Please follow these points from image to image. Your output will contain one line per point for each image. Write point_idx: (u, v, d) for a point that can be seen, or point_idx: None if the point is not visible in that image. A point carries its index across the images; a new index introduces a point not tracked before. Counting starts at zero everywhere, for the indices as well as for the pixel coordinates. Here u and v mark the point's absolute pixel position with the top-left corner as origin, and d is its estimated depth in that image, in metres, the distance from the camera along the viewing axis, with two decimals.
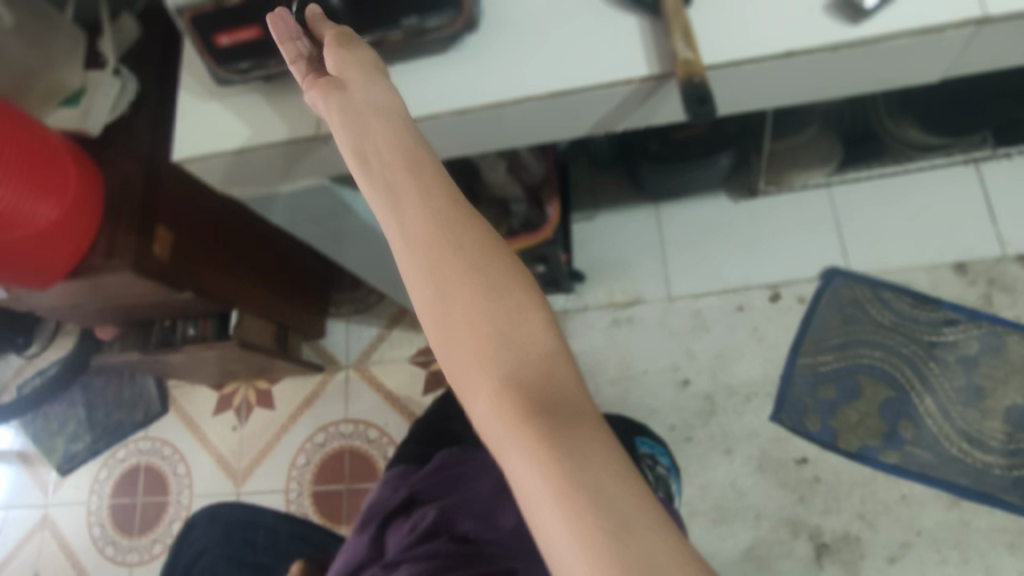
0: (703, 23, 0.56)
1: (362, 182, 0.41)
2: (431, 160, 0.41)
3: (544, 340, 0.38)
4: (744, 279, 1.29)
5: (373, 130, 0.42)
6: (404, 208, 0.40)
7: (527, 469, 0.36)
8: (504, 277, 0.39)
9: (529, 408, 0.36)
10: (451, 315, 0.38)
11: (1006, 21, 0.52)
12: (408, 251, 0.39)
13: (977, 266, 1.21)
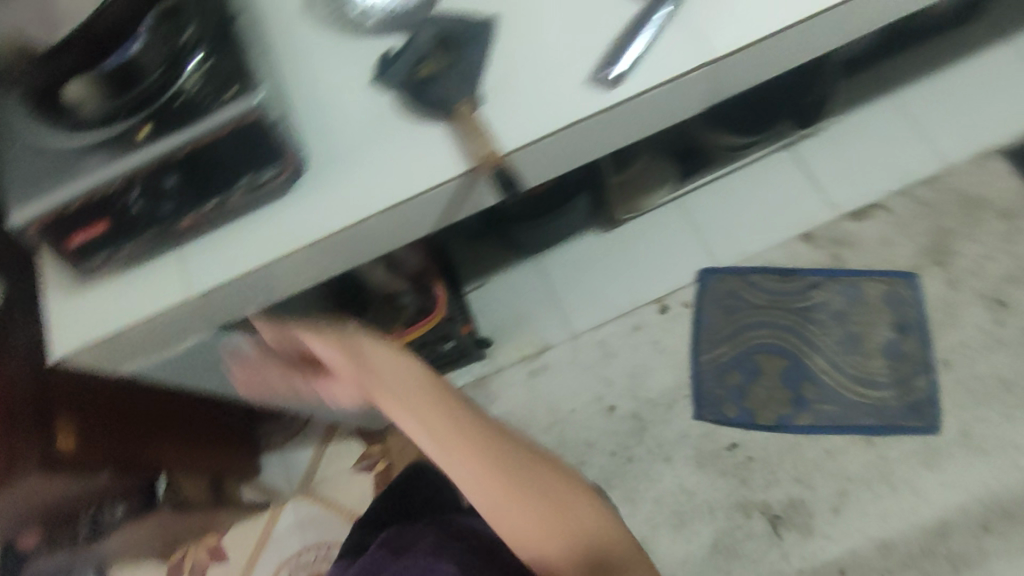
0: (496, 117, 0.65)
1: (424, 434, 0.74)
2: (462, 409, 0.76)
3: (579, 501, 0.72)
4: (633, 301, 1.41)
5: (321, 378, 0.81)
6: (468, 458, 0.72)
7: (559, 557, 0.69)
8: (536, 473, 0.73)
9: (584, 558, 0.68)
10: (500, 505, 0.71)
11: (728, 58, 0.65)
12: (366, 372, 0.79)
13: (820, 232, 1.37)
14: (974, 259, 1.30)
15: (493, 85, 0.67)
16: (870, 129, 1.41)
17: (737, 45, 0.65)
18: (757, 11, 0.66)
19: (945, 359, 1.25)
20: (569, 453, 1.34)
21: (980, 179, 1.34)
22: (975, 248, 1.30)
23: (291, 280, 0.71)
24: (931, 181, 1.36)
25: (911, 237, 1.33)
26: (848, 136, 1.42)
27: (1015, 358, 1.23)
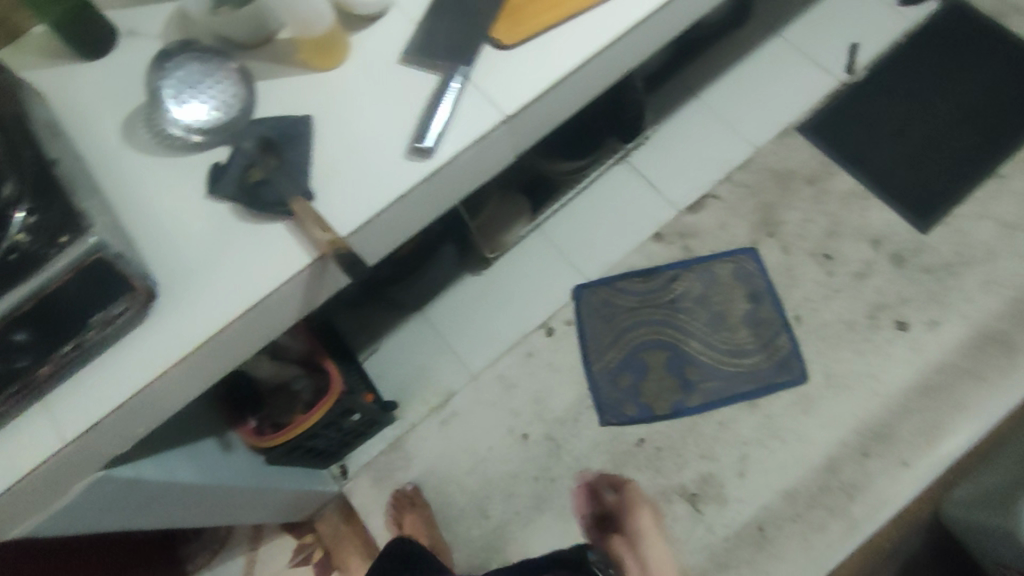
0: (330, 206, 0.71)
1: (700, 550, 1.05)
2: None
3: None
4: (521, 331, 1.49)
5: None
6: None
7: None
8: None
9: None
10: None
11: (521, 111, 0.74)
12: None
13: (668, 230, 1.51)
14: (798, 224, 1.47)
15: (321, 178, 0.73)
16: (688, 130, 1.58)
17: (527, 98, 0.74)
18: (538, 65, 0.75)
19: (796, 315, 1.41)
20: (497, 488, 1.39)
21: (786, 154, 1.53)
22: (797, 214, 1.47)
23: (169, 399, 0.72)
24: (747, 165, 1.54)
25: (743, 216, 1.49)
26: (670, 141, 1.58)
27: (851, 300, 1.40)
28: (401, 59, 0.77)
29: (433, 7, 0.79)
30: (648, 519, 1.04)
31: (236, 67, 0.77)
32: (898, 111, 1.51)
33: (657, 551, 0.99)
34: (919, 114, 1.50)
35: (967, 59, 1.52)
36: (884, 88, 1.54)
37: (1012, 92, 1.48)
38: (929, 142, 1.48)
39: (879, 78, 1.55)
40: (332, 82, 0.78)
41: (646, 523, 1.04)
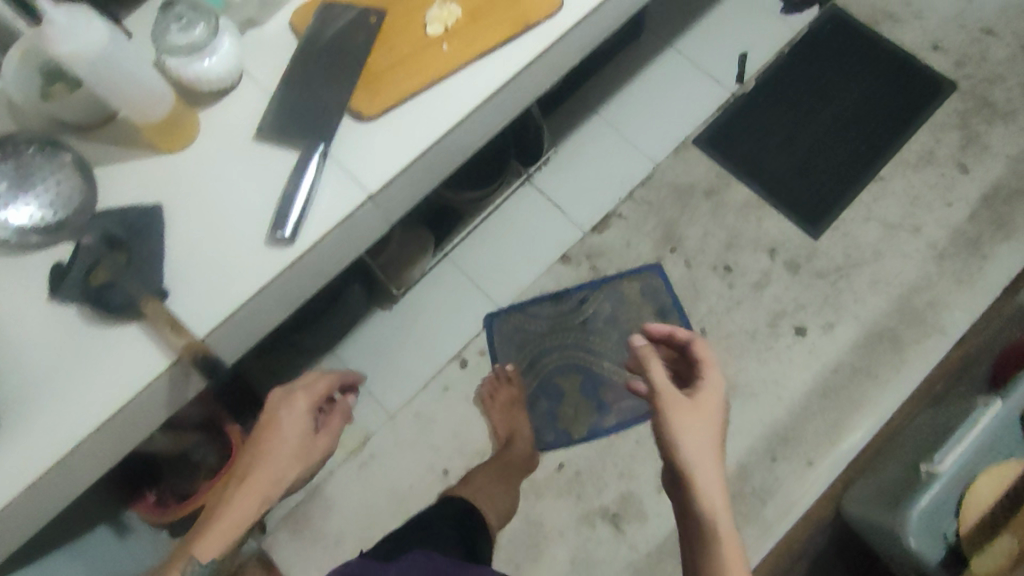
0: (186, 306, 0.68)
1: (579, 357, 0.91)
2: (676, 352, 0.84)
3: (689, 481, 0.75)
4: (435, 365, 1.47)
5: (244, 499, 0.73)
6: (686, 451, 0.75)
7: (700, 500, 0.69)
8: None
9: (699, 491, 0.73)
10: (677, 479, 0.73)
11: (385, 186, 0.72)
12: (320, 446, 0.83)
13: (575, 250, 1.52)
14: (699, 238, 1.50)
15: (176, 275, 0.69)
16: (589, 148, 1.59)
17: (391, 172, 0.71)
18: (400, 137, 0.73)
19: (702, 328, 1.44)
20: None
21: (684, 169, 1.55)
22: (697, 228, 1.50)
23: (23, 525, 0.65)
24: (648, 182, 1.56)
25: (646, 233, 1.51)
26: (573, 160, 1.58)
27: (752, 310, 1.44)
28: (255, 135, 0.74)
29: (289, 78, 0.75)
30: (712, 436, 0.72)
31: (73, 155, 0.72)
32: (786, 120, 1.56)
33: (700, 444, 0.71)
34: (804, 122, 1.55)
35: (845, 67, 1.59)
36: (773, 96, 1.58)
37: (888, 97, 1.55)
38: (818, 146, 1.53)
39: (766, 88, 1.59)
40: (182, 164, 0.73)
41: (708, 411, 0.74)
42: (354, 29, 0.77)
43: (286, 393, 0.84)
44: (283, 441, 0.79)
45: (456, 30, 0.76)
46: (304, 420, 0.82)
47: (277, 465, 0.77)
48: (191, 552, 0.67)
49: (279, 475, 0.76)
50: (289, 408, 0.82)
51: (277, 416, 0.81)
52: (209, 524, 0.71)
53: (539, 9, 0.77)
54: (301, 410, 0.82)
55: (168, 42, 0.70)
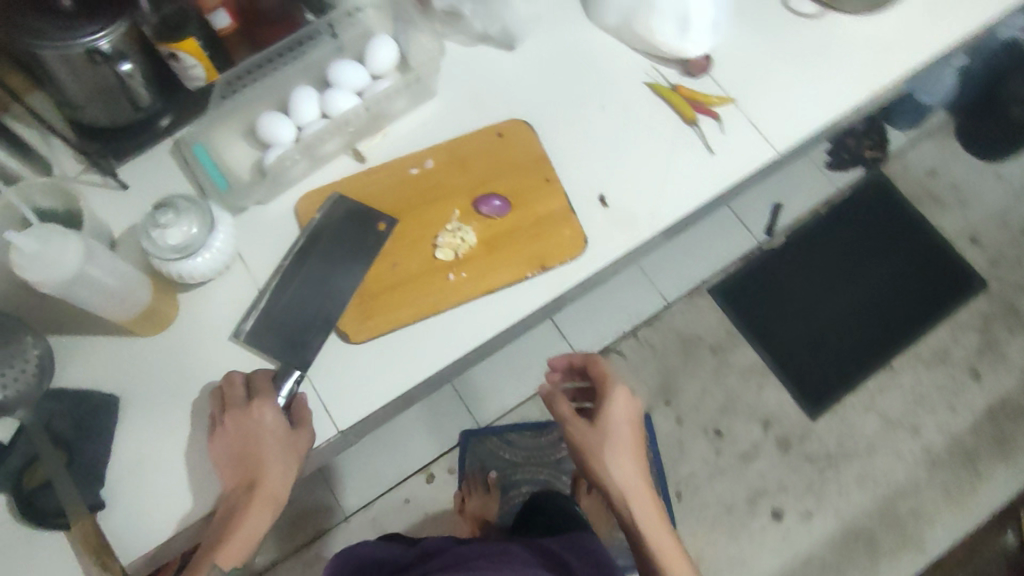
0: (123, 521, 0.64)
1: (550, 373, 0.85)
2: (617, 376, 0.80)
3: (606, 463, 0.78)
4: (400, 473, 1.40)
5: (257, 513, 0.62)
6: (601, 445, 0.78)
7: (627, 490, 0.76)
8: None
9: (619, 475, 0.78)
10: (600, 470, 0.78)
11: (358, 423, 0.69)
12: (309, 435, 0.65)
13: None
14: (695, 395, 1.43)
15: (118, 483, 0.65)
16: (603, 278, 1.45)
17: (367, 411, 0.68)
18: (384, 372, 0.69)
19: (677, 491, 1.38)
20: None
21: (695, 317, 1.47)
22: (695, 385, 1.44)
23: None
24: (655, 322, 1.47)
25: (642, 379, 1.44)
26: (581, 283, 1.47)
27: (732, 482, 1.39)
28: (232, 337, 0.70)
29: (278, 276, 0.69)
30: (630, 458, 0.76)
31: (39, 347, 0.65)
32: (808, 287, 1.48)
33: (625, 465, 0.76)
34: (826, 294, 1.48)
35: (879, 242, 1.52)
36: (799, 255, 1.50)
37: (914, 286, 1.49)
38: (833, 322, 1.46)
39: (796, 247, 1.51)
40: (151, 352, 0.69)
41: (624, 432, 0.76)
42: (359, 229, 0.71)
43: (247, 401, 0.64)
44: (268, 454, 0.63)
45: (467, 259, 0.71)
46: (282, 419, 0.64)
47: (281, 473, 0.63)
48: (211, 559, 0.61)
49: (281, 483, 0.64)
50: (255, 415, 0.63)
51: (242, 426, 0.63)
52: (221, 536, 0.61)
53: (561, 252, 0.72)
54: (271, 415, 0.64)
55: (167, 243, 0.64)
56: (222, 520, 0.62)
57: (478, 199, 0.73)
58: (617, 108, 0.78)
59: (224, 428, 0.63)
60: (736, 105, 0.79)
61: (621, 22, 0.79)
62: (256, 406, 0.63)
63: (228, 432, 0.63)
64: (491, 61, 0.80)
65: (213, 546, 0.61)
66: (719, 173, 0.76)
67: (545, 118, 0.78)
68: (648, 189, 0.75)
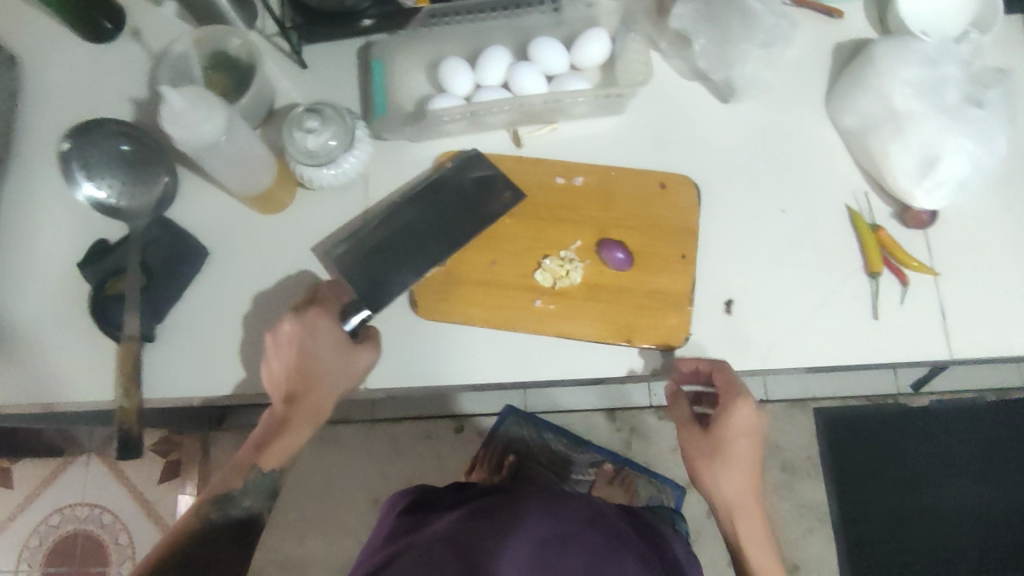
0: (161, 365, 0.70)
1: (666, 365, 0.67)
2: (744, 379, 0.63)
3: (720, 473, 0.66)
4: (431, 409, 1.24)
5: (301, 425, 0.62)
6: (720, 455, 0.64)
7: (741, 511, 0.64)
8: None
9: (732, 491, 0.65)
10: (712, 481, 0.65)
11: (385, 388, 0.68)
12: (369, 354, 0.63)
13: (625, 414, 1.25)
14: None
15: (171, 331, 0.71)
16: None
17: (398, 384, 0.67)
18: (434, 358, 0.67)
19: None
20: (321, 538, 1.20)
21: (786, 429, 1.27)
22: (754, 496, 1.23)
23: None
24: None
25: None
26: None
27: None
28: (319, 249, 0.72)
29: (386, 211, 0.69)
30: (746, 481, 0.63)
31: (169, 184, 0.72)
32: (931, 462, 1.23)
33: (736, 483, 0.63)
34: (951, 487, 1.22)
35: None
36: (942, 425, 1.24)
37: None
38: (937, 517, 1.21)
39: (951, 419, 1.25)
40: (254, 230, 0.72)
41: (743, 450, 0.62)
42: (477, 210, 0.68)
43: (307, 313, 0.60)
44: (323, 369, 0.61)
45: (563, 293, 0.67)
46: (338, 337, 0.61)
47: (332, 390, 0.62)
48: (250, 462, 0.61)
49: (327, 400, 0.62)
50: (313, 331, 0.60)
51: (298, 340, 0.60)
52: (266, 441, 0.61)
53: (655, 336, 0.65)
54: (328, 331, 0.61)
55: (305, 144, 0.65)
56: (265, 427, 0.61)
57: (603, 242, 0.67)
58: (801, 220, 0.69)
59: (279, 336, 0.60)
60: (936, 280, 0.66)
61: (858, 127, 0.68)
62: (314, 321, 0.60)
63: (282, 340, 0.60)
64: (696, 103, 0.72)
65: (254, 451, 0.61)
66: (871, 344, 0.65)
67: (719, 191, 0.69)
68: (781, 321, 0.66)
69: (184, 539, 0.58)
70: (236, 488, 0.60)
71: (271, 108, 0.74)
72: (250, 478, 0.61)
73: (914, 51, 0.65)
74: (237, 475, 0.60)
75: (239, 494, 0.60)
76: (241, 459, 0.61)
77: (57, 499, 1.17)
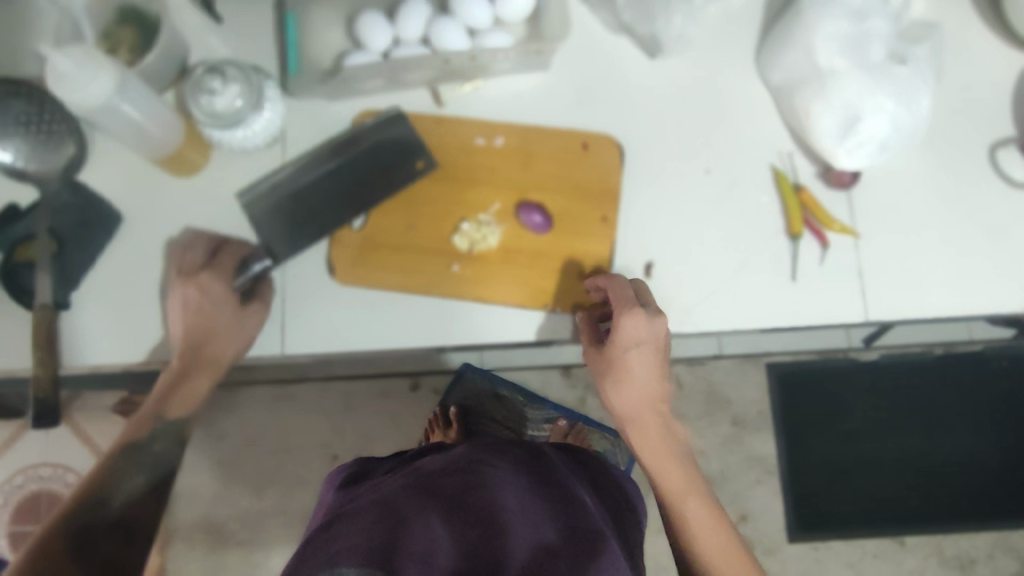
0: (78, 333, 0.68)
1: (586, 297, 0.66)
2: (637, 290, 0.60)
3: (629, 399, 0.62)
4: (388, 367, 1.18)
5: (203, 375, 0.63)
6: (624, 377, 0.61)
7: (648, 437, 0.60)
8: None
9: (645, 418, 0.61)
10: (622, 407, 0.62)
11: (306, 355, 0.67)
12: (260, 312, 0.64)
13: (581, 370, 1.19)
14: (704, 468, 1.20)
15: (89, 297, 0.69)
16: None
17: (317, 352, 0.66)
18: (354, 325, 0.66)
19: None
20: (278, 494, 1.16)
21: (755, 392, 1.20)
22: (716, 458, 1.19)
23: None
24: (696, 366, 1.21)
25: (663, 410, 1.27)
26: None
27: None
28: (236, 192, 0.70)
29: (297, 163, 0.66)
30: (642, 397, 0.60)
31: (77, 148, 0.69)
32: (888, 413, 1.20)
33: (635, 398, 0.60)
34: (896, 439, 1.20)
35: (999, 420, 1.20)
36: (900, 377, 1.20)
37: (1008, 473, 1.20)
38: (895, 466, 1.20)
39: (902, 372, 1.20)
40: (168, 194, 0.70)
41: (639, 366, 0.59)
42: (394, 172, 0.67)
43: (204, 268, 0.62)
44: (217, 324, 0.62)
45: (481, 257, 0.66)
46: (231, 294, 0.62)
47: (231, 345, 0.63)
48: (153, 411, 0.60)
49: (228, 354, 0.63)
50: (208, 283, 0.61)
51: (193, 292, 0.61)
52: (167, 391, 0.61)
53: (570, 300, 0.66)
54: (224, 289, 0.62)
55: (211, 108, 0.62)
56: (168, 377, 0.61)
57: (521, 206, 0.67)
58: (725, 181, 0.67)
59: (176, 293, 0.61)
60: (857, 242, 0.66)
61: (784, 84, 0.66)
62: (206, 280, 0.61)
63: (180, 300, 0.61)
64: (624, 59, 0.69)
65: (159, 400, 0.61)
66: (790, 307, 0.65)
67: (644, 151, 0.68)
68: (699, 284, 0.66)
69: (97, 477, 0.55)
70: (146, 434, 0.59)
71: (183, 63, 0.70)
72: (156, 426, 0.60)
73: (841, 5, 0.62)
74: (143, 423, 0.60)
75: (149, 439, 0.59)
76: (144, 412, 0.60)
77: (18, 461, 1.10)
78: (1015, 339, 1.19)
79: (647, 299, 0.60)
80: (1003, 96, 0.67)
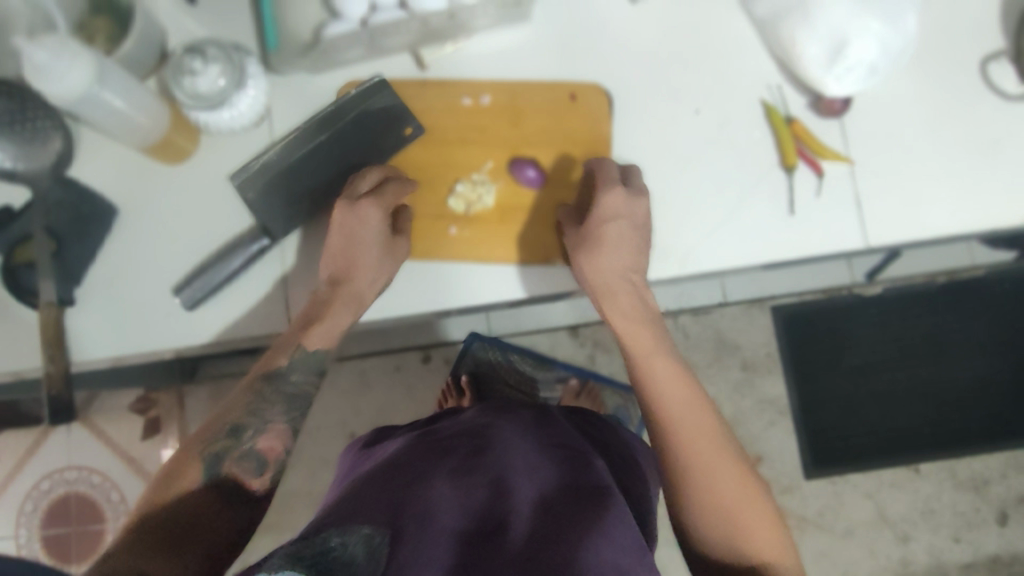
0: (84, 329, 0.68)
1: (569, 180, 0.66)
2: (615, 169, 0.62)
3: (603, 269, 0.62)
4: (397, 342, 1.19)
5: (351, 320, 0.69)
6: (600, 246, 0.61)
7: (624, 300, 0.60)
8: None
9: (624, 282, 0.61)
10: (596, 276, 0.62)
11: None
12: (406, 247, 0.64)
13: (588, 329, 1.19)
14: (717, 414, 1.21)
15: (91, 292, 0.69)
16: None
17: None
18: None
19: None
20: (301, 474, 1.17)
21: (762, 335, 1.21)
22: (727, 402, 1.21)
23: None
24: (703, 315, 1.21)
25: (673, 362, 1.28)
26: None
27: None
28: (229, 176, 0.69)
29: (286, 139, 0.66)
30: (621, 265, 0.61)
31: (63, 144, 0.68)
32: (895, 346, 1.21)
33: (616, 266, 0.60)
34: (906, 369, 1.21)
35: (1006, 343, 1.21)
36: (905, 308, 1.20)
37: (1015, 394, 1.21)
38: (904, 396, 1.21)
39: (907, 304, 1.20)
40: (160, 182, 0.70)
41: (618, 238, 0.60)
42: (383, 140, 0.66)
43: (361, 199, 0.61)
44: (362, 259, 0.62)
45: (477, 218, 0.67)
46: (381, 228, 0.62)
47: (369, 284, 0.62)
48: (296, 339, 0.61)
49: (369, 290, 0.63)
50: (361, 217, 0.61)
51: (346, 227, 0.61)
52: (311, 318, 0.61)
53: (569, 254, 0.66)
54: (376, 223, 0.61)
55: (193, 89, 0.62)
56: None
57: (514, 163, 0.67)
58: (714, 120, 0.67)
59: (341, 218, 0.61)
60: (851, 170, 0.65)
61: (767, 16, 0.65)
62: (365, 210, 0.61)
63: (338, 229, 0.61)
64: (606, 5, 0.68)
65: (301, 328, 0.61)
66: (784, 239, 0.65)
67: (632, 97, 0.67)
68: (693, 225, 0.66)
69: (235, 409, 0.58)
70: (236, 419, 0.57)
71: (161, 47, 0.69)
72: (294, 357, 0.60)
73: None
74: (281, 353, 0.60)
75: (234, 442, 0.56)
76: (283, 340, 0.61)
77: (44, 466, 1.12)
78: (1015, 260, 1.19)
79: (631, 180, 0.62)
80: (989, 11, 0.66)
